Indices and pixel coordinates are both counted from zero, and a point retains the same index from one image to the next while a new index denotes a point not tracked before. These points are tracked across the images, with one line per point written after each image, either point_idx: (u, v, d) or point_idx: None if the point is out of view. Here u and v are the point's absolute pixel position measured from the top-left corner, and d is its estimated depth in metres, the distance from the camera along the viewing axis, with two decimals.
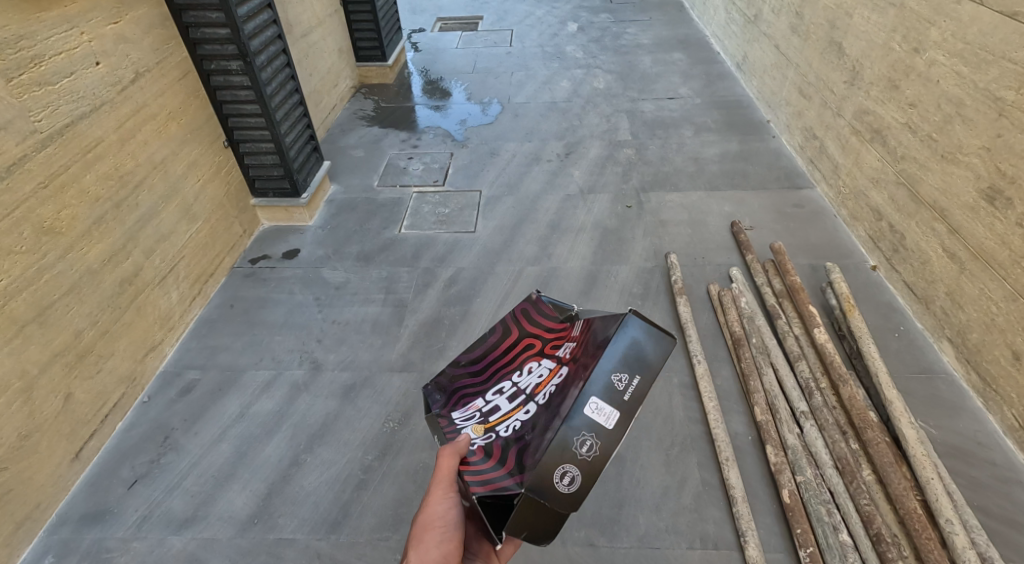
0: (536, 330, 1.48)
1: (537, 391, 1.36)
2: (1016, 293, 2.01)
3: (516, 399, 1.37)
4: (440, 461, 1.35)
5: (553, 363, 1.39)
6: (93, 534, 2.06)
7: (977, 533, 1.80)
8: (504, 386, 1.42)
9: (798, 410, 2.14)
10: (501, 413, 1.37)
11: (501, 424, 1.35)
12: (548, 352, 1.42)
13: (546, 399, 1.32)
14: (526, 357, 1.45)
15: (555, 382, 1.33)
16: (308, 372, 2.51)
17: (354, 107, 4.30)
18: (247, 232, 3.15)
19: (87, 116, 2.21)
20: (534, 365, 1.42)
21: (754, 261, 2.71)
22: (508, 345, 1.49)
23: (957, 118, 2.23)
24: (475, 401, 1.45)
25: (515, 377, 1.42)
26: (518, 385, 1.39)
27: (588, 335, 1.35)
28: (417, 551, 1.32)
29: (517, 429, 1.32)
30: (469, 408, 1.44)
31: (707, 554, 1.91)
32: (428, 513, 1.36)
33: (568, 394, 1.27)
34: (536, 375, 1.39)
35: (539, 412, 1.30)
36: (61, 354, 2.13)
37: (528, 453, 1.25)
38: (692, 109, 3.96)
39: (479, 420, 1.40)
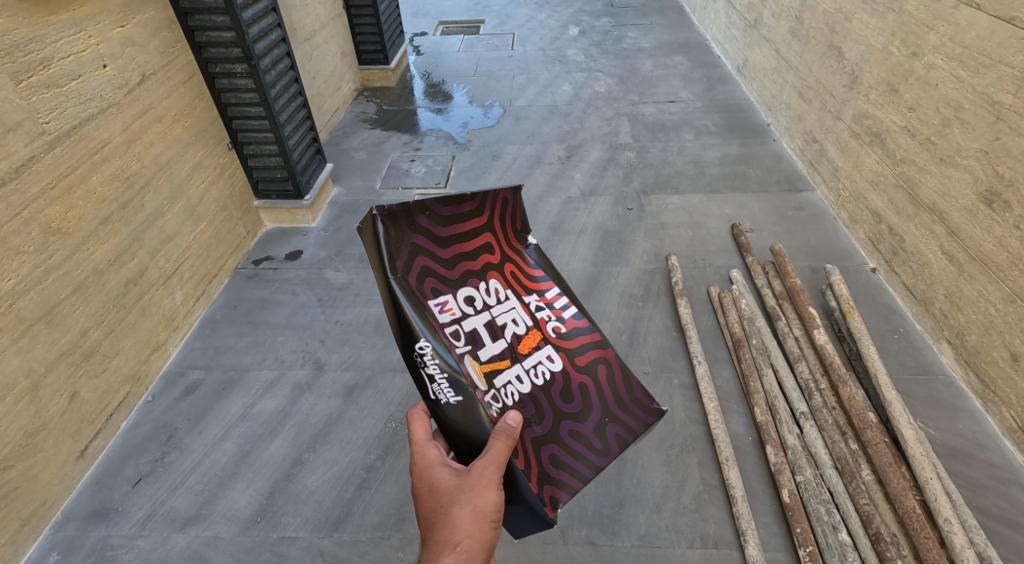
0: (501, 236, 1.35)
1: (522, 349, 1.29)
2: (1015, 295, 2.03)
3: (500, 342, 1.27)
4: (492, 444, 1.18)
5: (530, 320, 1.32)
6: (98, 532, 2.08)
7: (975, 533, 1.81)
8: (471, 294, 1.28)
9: (798, 411, 2.16)
10: (490, 355, 1.25)
11: (500, 381, 1.25)
12: (515, 286, 1.34)
13: (554, 396, 1.30)
14: (493, 271, 1.31)
15: (552, 368, 1.31)
16: (311, 372, 2.53)
17: (356, 109, 4.33)
18: (250, 233, 3.17)
19: (93, 118, 2.23)
20: (501, 293, 1.31)
21: (754, 263, 2.74)
22: (473, 234, 1.31)
23: (955, 122, 2.25)
24: (446, 299, 1.24)
25: (484, 294, 1.29)
26: (494, 317, 1.28)
27: (605, 358, 1.37)
28: (472, 539, 1.18)
29: (521, 407, 1.26)
30: (443, 308, 1.23)
31: (707, 553, 1.92)
32: (482, 500, 1.19)
33: (593, 431, 1.33)
34: (512, 317, 1.30)
35: (541, 399, 1.29)
36: (67, 353, 2.15)
37: (553, 466, 1.28)
38: (692, 112, 3.99)
39: (472, 352, 1.23)
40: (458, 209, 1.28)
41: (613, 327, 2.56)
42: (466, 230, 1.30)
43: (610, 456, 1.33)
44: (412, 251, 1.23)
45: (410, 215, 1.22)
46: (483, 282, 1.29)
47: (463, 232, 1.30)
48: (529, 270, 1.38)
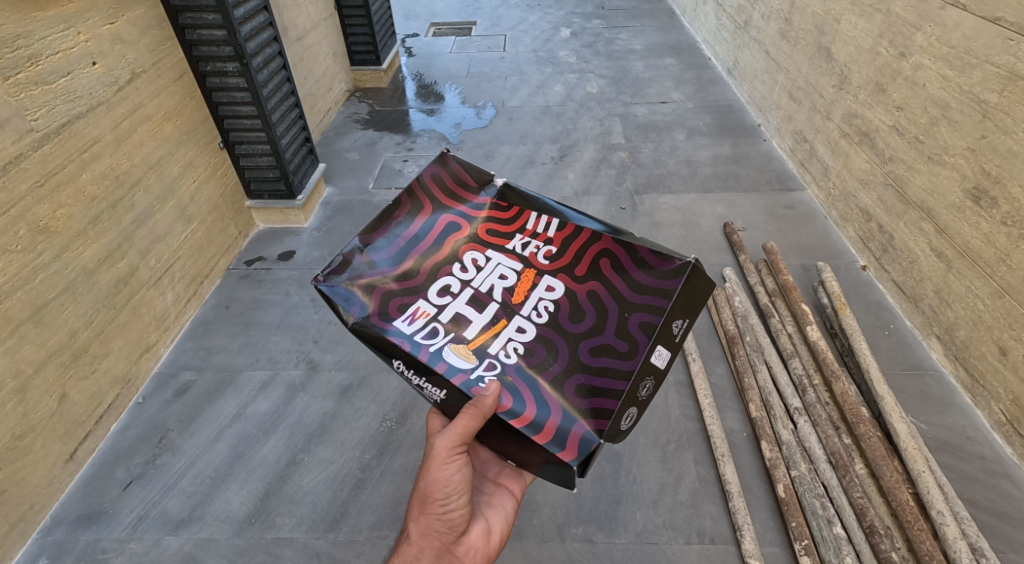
0: (455, 211, 1.47)
1: (515, 300, 1.37)
2: (1003, 290, 2.07)
3: (489, 309, 1.36)
4: (459, 421, 1.31)
5: (517, 265, 1.40)
6: (88, 536, 2.05)
7: (967, 524, 1.84)
8: (447, 282, 1.39)
9: (792, 406, 2.18)
10: (478, 327, 1.34)
11: (497, 343, 1.34)
12: (492, 243, 1.43)
13: (564, 326, 1.35)
14: (461, 246, 1.43)
15: (552, 299, 1.37)
16: (305, 372, 2.51)
17: (348, 110, 4.32)
18: (242, 234, 3.15)
19: (83, 116, 2.21)
20: (478, 260, 1.41)
21: (747, 261, 2.76)
22: (426, 227, 1.45)
23: (943, 120, 2.29)
24: (417, 305, 1.36)
25: (461, 273, 1.40)
26: (476, 287, 1.39)
27: (600, 257, 1.38)
28: (418, 521, 1.44)
29: (528, 354, 1.34)
30: (416, 315, 1.35)
31: (704, 549, 1.94)
32: (426, 485, 1.44)
33: (616, 336, 1.32)
34: (495, 275, 1.40)
35: (552, 334, 1.35)
36: (57, 354, 2.12)
37: (583, 397, 1.30)
38: (684, 113, 4.02)
39: (455, 338, 1.33)
40: (395, 221, 1.45)
41: None
42: (415, 231, 1.44)
43: (643, 351, 1.29)
44: (365, 283, 1.36)
45: (348, 259, 1.38)
46: (453, 262, 1.41)
47: (413, 234, 1.44)
48: (498, 221, 1.46)
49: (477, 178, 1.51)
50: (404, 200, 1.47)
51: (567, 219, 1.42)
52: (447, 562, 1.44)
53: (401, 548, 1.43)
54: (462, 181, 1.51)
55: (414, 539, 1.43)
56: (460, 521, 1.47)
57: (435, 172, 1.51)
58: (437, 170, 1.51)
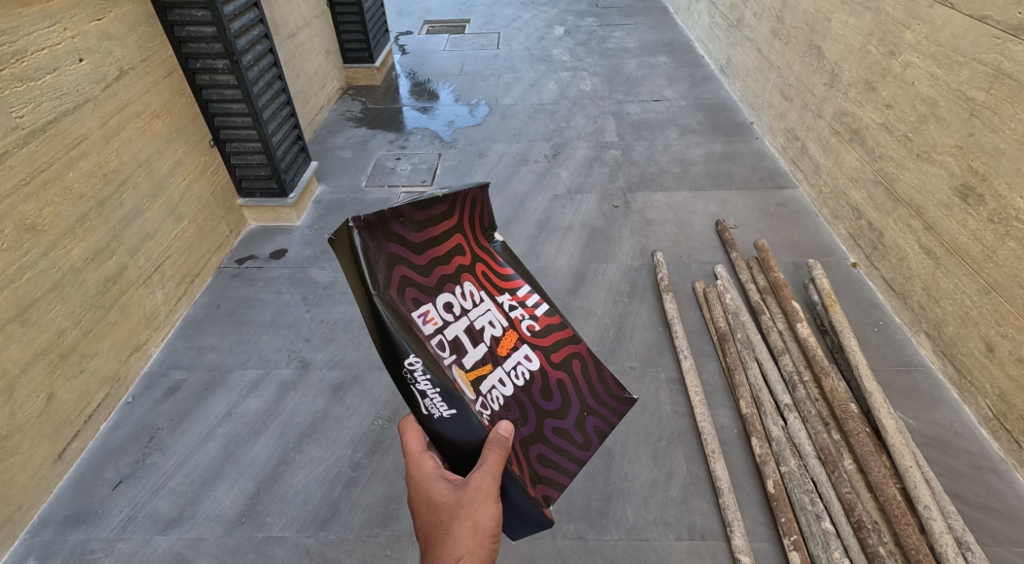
0: (468, 237, 1.36)
1: (501, 352, 1.33)
2: (990, 287, 2.08)
3: (481, 348, 1.30)
4: (487, 455, 1.23)
5: (505, 320, 1.36)
6: (77, 536, 2.04)
7: (953, 519, 1.85)
8: (449, 299, 1.29)
9: (782, 403, 2.19)
10: (474, 361, 1.28)
11: (485, 386, 1.28)
12: (488, 286, 1.35)
13: (536, 397, 1.36)
14: (463, 272, 1.32)
15: (530, 368, 1.36)
16: (296, 371, 2.51)
17: (341, 108, 4.31)
18: (234, 232, 3.14)
19: (70, 114, 2.20)
20: (475, 294, 1.33)
21: (738, 259, 2.77)
22: (445, 237, 1.31)
23: (931, 118, 2.30)
24: (427, 307, 1.25)
25: (462, 298, 1.30)
26: (472, 321, 1.30)
27: (575, 357, 1.42)
28: (473, 552, 1.20)
29: (505, 409, 1.31)
30: (425, 317, 1.24)
31: (694, 546, 1.94)
32: (482, 513, 1.22)
33: (572, 425, 1.42)
34: (488, 319, 1.33)
35: (525, 401, 1.34)
36: (44, 353, 2.11)
37: (541, 465, 1.37)
38: (677, 111, 4.03)
39: (457, 361, 1.25)
40: (430, 213, 1.28)
41: (600, 323, 2.59)
42: (437, 236, 1.30)
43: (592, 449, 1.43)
44: (389, 263, 1.22)
45: (385, 226, 1.22)
46: (458, 285, 1.31)
47: (434, 236, 1.30)
48: (497, 268, 1.39)
49: (490, 220, 1.41)
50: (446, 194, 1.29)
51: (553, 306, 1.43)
52: None
53: None
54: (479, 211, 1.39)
55: None
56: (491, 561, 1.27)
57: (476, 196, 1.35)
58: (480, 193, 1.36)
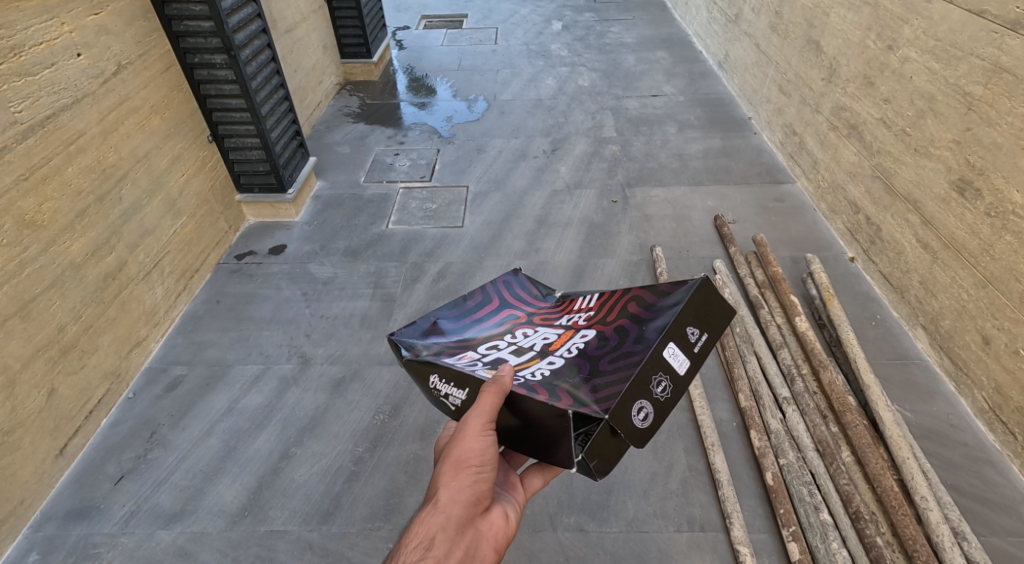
0: (518, 307, 1.50)
1: (552, 347, 1.33)
2: (986, 280, 2.09)
3: (526, 354, 1.32)
4: (481, 398, 1.22)
5: (559, 328, 1.38)
6: (79, 531, 2.05)
7: (950, 509, 1.88)
8: (496, 343, 1.38)
9: (781, 396, 2.21)
10: (515, 362, 1.30)
11: (527, 370, 1.28)
12: (544, 322, 1.43)
13: (590, 353, 1.28)
14: (516, 325, 1.43)
15: (584, 339, 1.32)
16: (297, 366, 2.51)
17: (339, 104, 4.31)
18: (232, 228, 3.14)
19: (68, 108, 2.19)
20: (528, 331, 1.40)
21: (737, 253, 2.78)
22: (491, 316, 1.48)
23: (929, 113, 2.32)
24: (465, 352, 1.35)
25: (510, 338, 1.39)
26: (522, 344, 1.36)
27: (629, 301, 1.36)
28: (448, 487, 1.23)
29: (553, 374, 1.25)
30: (461, 356, 1.33)
31: (694, 537, 1.96)
32: (462, 450, 1.24)
33: (633, 344, 1.26)
34: (539, 337, 1.37)
35: (580, 361, 1.27)
36: (44, 349, 2.11)
37: (596, 391, 1.20)
38: (675, 106, 4.04)
39: (491, 365, 1.29)
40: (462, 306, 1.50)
41: None
42: (479, 315, 1.48)
43: (653, 343, 1.24)
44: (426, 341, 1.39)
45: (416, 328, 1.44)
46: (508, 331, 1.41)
47: (475, 315, 1.48)
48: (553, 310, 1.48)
49: (544, 291, 1.58)
50: (475, 293, 1.53)
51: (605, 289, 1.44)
52: (472, 536, 1.22)
53: (425, 514, 1.20)
54: (529, 291, 1.57)
55: (443, 504, 1.21)
56: (486, 497, 1.26)
57: (507, 281, 1.58)
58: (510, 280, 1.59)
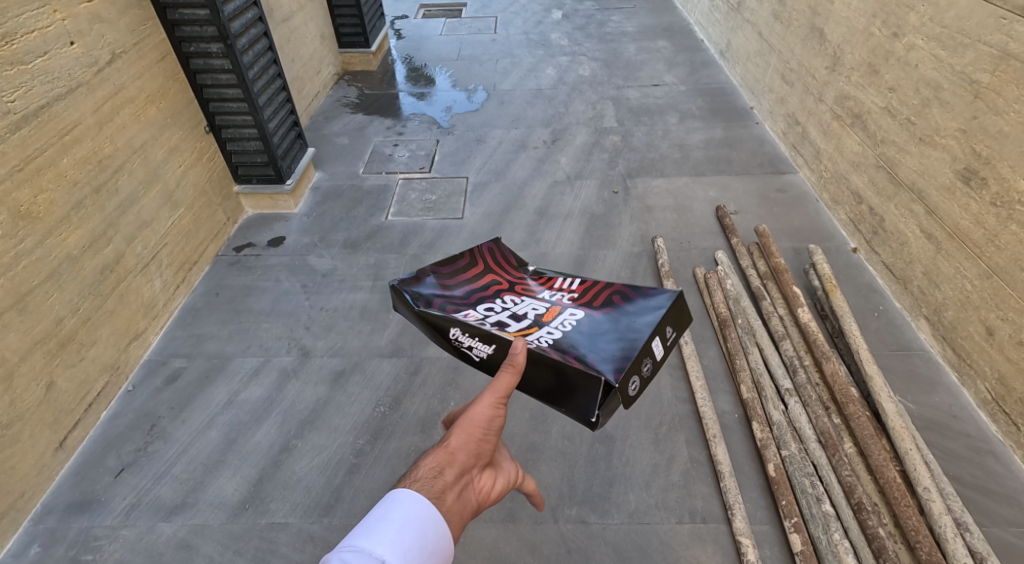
0: (500, 275, 1.52)
1: (546, 318, 1.34)
2: (991, 271, 2.08)
3: (524, 320, 1.33)
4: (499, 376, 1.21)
5: (545, 303, 1.40)
6: (80, 523, 2.04)
7: (952, 500, 1.87)
8: (489, 307, 1.38)
9: (783, 387, 2.20)
10: (518, 327, 1.30)
11: (532, 336, 1.27)
12: (528, 294, 1.45)
13: (587, 329, 1.31)
14: (502, 293, 1.44)
15: (577, 316, 1.34)
16: (297, 359, 2.50)
17: (337, 94, 4.27)
18: (231, 220, 3.12)
19: (62, 98, 2.17)
20: (515, 301, 1.41)
21: (739, 244, 2.77)
22: (476, 281, 1.48)
23: (934, 101, 2.30)
24: (465, 311, 1.34)
25: (501, 303, 1.39)
26: (515, 312, 1.36)
27: (612, 290, 1.42)
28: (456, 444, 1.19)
29: (558, 342, 1.26)
30: (464, 315, 1.32)
31: (696, 528, 1.96)
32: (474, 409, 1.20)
33: (627, 328, 1.31)
34: (530, 307, 1.38)
35: (579, 335, 1.29)
36: (42, 342, 2.09)
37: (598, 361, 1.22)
38: (677, 96, 4.01)
39: (498, 326, 1.28)
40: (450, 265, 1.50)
41: None
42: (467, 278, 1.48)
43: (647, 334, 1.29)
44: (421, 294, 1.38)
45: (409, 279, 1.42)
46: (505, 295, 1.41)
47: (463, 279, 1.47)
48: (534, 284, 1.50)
49: (517, 264, 1.61)
50: (460, 257, 1.53)
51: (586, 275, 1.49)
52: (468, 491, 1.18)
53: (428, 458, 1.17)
54: (506, 261, 1.60)
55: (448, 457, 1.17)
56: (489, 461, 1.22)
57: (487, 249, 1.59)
58: (491, 247, 1.60)
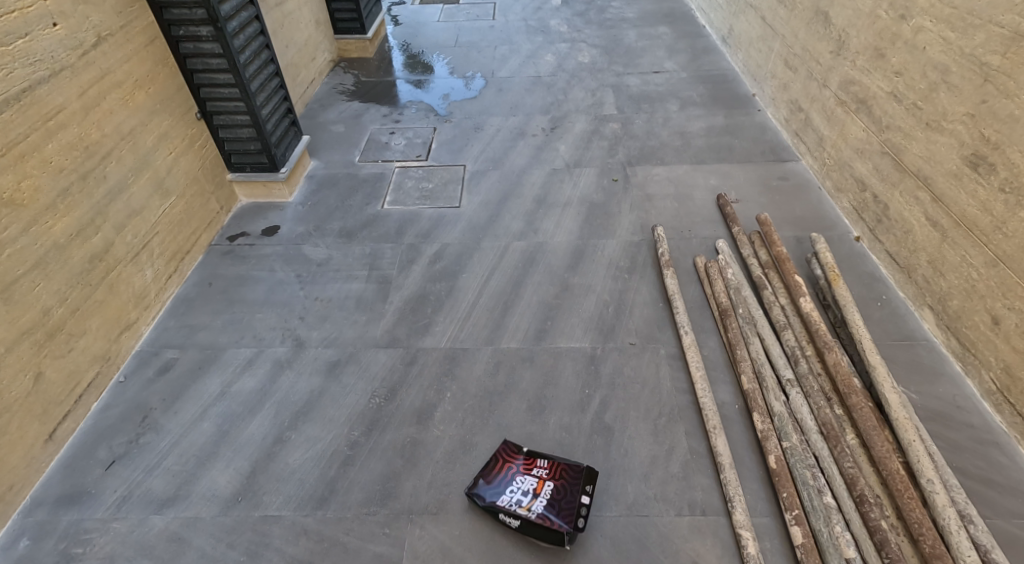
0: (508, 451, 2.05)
1: (535, 492, 1.93)
2: (998, 259, 2.04)
3: (526, 492, 1.93)
4: None
5: (532, 481, 1.96)
6: (70, 516, 2.01)
7: (956, 492, 1.84)
8: (512, 487, 1.96)
9: (784, 378, 2.16)
10: (529, 515, 1.88)
11: (529, 507, 1.90)
12: (523, 469, 1.99)
13: (561, 497, 1.91)
14: (513, 473, 2.00)
15: (550, 487, 1.94)
16: (291, 349, 2.46)
17: (333, 81, 4.21)
18: (224, 209, 3.07)
19: (45, 82, 2.12)
20: (518, 481, 1.97)
21: (740, 233, 2.72)
22: (497, 465, 2.03)
23: (942, 85, 2.25)
24: (501, 497, 1.95)
25: (515, 484, 1.96)
26: (520, 488, 1.95)
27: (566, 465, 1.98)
28: None
29: (543, 510, 1.88)
30: (501, 499, 1.94)
31: (695, 521, 1.92)
32: None
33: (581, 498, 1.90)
34: (525, 483, 1.96)
35: (557, 503, 1.90)
36: (29, 332, 2.05)
37: None
38: (677, 83, 3.95)
39: (516, 507, 1.91)
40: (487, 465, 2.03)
41: (599, 300, 2.57)
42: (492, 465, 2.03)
43: None
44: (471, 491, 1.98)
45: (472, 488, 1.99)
46: (517, 473, 1.99)
47: (490, 469, 2.02)
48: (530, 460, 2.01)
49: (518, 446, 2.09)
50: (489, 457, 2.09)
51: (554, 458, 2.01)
52: None
53: None
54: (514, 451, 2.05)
55: None
56: None
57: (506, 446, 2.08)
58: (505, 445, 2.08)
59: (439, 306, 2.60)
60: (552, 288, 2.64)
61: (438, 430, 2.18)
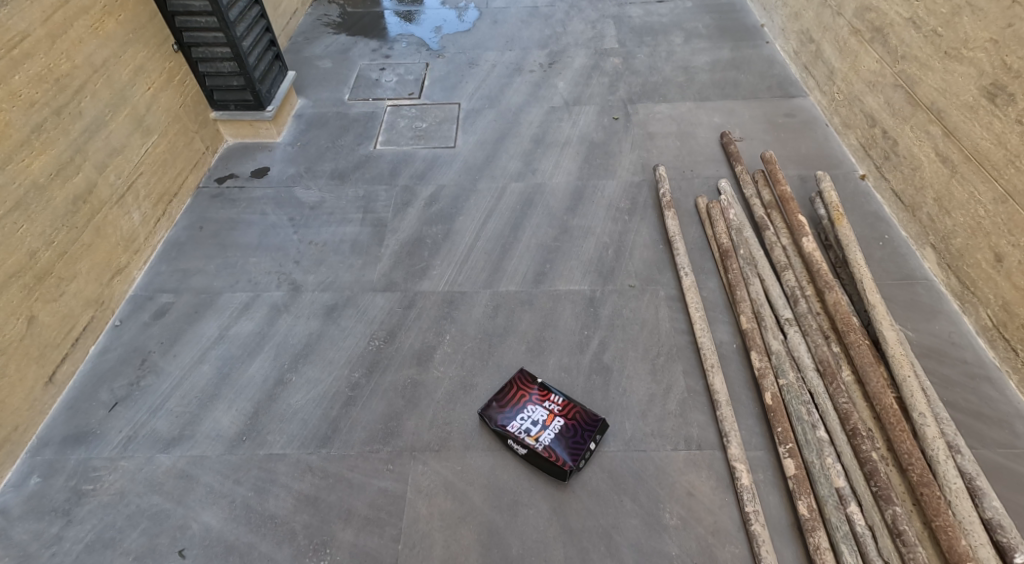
0: (524, 380, 2.10)
1: (545, 425, 1.98)
2: (1007, 194, 2.01)
3: (537, 425, 1.98)
4: None
5: (545, 414, 2.01)
6: (78, 455, 2.03)
7: (947, 425, 1.88)
8: (524, 415, 2.01)
9: (783, 317, 2.17)
10: (537, 447, 1.94)
11: (537, 440, 1.95)
12: (539, 402, 2.04)
13: (566, 435, 1.96)
14: (527, 403, 2.04)
15: (559, 425, 1.98)
16: (287, 293, 2.44)
17: (318, 12, 4.02)
18: (210, 149, 2.99)
19: (5, 4, 1.99)
20: (531, 411, 2.02)
21: (743, 172, 2.68)
22: (511, 394, 2.07)
23: (965, 9, 2.17)
24: (512, 423, 2.00)
25: (526, 414, 2.01)
26: (532, 418, 2.00)
27: (577, 407, 2.02)
28: None
29: (550, 445, 1.94)
30: (512, 426, 1.99)
31: (692, 455, 1.97)
32: None
33: (586, 439, 1.95)
34: (537, 415, 2.01)
35: (563, 439, 1.95)
36: (17, 274, 2.02)
37: None
38: (682, 13, 3.80)
39: (525, 438, 1.96)
40: (503, 391, 2.08)
41: (599, 242, 2.54)
42: (506, 390, 2.08)
43: None
44: (487, 414, 2.03)
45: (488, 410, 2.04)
46: (529, 402, 2.04)
47: (506, 394, 2.07)
48: (542, 393, 2.06)
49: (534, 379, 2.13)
50: (506, 381, 2.13)
51: (569, 397, 2.05)
52: None
53: None
54: (530, 382, 2.09)
55: None
56: None
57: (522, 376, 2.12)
58: (522, 375, 2.11)
59: (436, 249, 2.57)
60: (551, 230, 2.60)
61: (438, 372, 2.19)
